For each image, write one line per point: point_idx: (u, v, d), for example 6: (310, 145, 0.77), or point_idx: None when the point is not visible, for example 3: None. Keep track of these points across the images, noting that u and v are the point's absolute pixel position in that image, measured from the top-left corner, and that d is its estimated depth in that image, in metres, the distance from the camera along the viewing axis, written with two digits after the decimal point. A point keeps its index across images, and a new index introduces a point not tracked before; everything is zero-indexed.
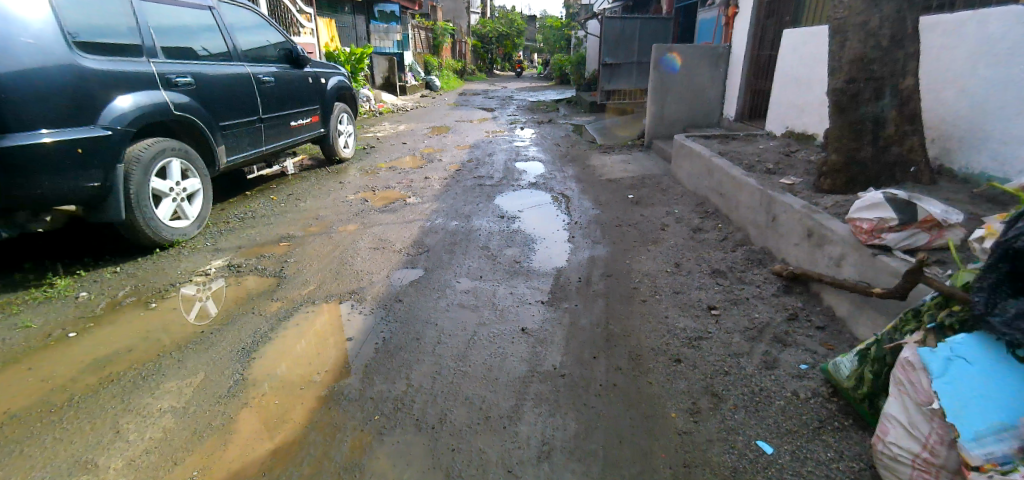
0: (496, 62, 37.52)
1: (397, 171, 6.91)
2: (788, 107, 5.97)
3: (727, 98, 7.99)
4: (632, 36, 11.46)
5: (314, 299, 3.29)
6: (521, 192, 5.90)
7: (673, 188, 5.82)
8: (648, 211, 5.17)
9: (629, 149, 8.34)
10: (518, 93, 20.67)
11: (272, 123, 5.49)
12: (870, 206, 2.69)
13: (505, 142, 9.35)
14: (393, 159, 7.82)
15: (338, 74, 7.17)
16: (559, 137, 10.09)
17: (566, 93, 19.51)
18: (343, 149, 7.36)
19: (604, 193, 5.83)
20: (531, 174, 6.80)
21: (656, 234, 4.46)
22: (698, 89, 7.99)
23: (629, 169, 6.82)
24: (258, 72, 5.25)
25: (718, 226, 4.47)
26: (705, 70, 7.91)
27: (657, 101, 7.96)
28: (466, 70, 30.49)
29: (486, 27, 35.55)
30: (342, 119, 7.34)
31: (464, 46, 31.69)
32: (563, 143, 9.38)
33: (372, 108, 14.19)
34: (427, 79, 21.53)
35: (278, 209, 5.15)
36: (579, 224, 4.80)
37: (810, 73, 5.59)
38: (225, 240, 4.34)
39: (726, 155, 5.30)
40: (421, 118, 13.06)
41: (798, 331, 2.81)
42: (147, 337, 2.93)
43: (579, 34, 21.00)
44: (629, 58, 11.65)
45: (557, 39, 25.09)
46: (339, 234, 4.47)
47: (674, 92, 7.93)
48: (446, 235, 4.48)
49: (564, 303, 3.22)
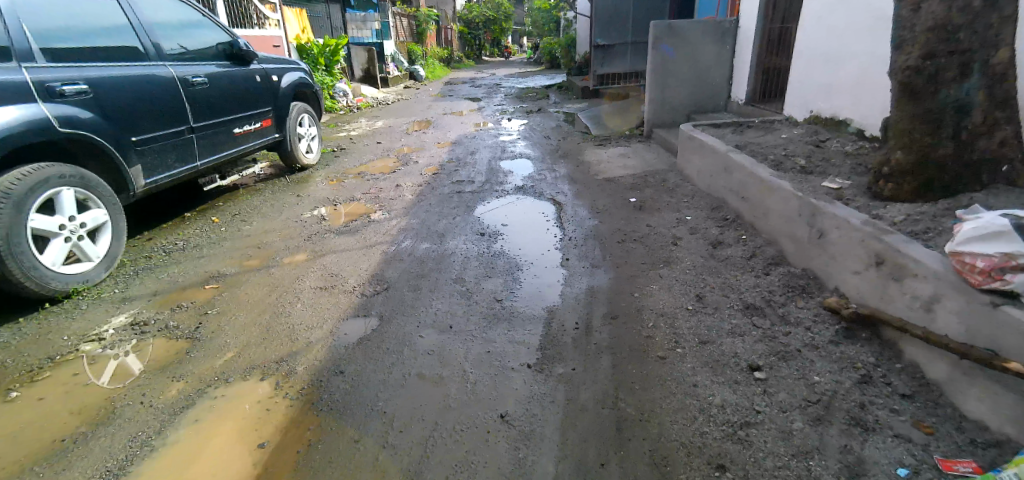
0: (483, 48, 36.37)
1: (367, 179, 6.11)
2: (815, 87, 5.17)
3: (735, 79, 7.19)
4: (625, 14, 10.62)
5: (227, 375, 2.45)
6: (506, 200, 5.12)
7: (682, 188, 5.04)
8: (655, 218, 4.41)
9: (627, 139, 7.54)
10: (505, 81, 19.74)
11: (207, 133, 4.66)
12: (987, 236, 1.99)
13: (489, 136, 8.52)
14: (364, 163, 7.00)
15: (296, 69, 6.34)
16: (549, 128, 9.26)
17: (555, 78, 18.60)
18: (305, 155, 6.53)
19: (601, 196, 5.06)
20: (518, 175, 6.00)
21: (668, 252, 3.71)
22: (702, 70, 7.18)
23: (628, 165, 6.04)
24: (185, 72, 4.41)
25: (742, 238, 3.73)
26: (709, 48, 7.09)
27: (657, 85, 7.16)
28: (451, 57, 29.40)
29: (470, 13, 34.32)
30: (303, 121, 6.51)
31: (449, 33, 30.64)
32: (554, 134, 8.56)
33: (348, 103, 13.26)
34: (409, 69, 20.55)
35: (216, 236, 4.25)
36: (574, 240, 4.03)
37: (841, 47, 4.78)
38: (138, 284, 3.45)
39: (745, 148, 4.52)
40: (401, 113, 12.19)
41: (878, 405, 2.13)
42: (6, 438, 2.16)
43: (567, 16, 20.01)
44: (622, 39, 10.79)
45: (545, 22, 24.03)
46: (279, 269, 3.57)
47: (675, 74, 7.13)
48: (412, 264, 3.67)
49: (555, 368, 2.43)
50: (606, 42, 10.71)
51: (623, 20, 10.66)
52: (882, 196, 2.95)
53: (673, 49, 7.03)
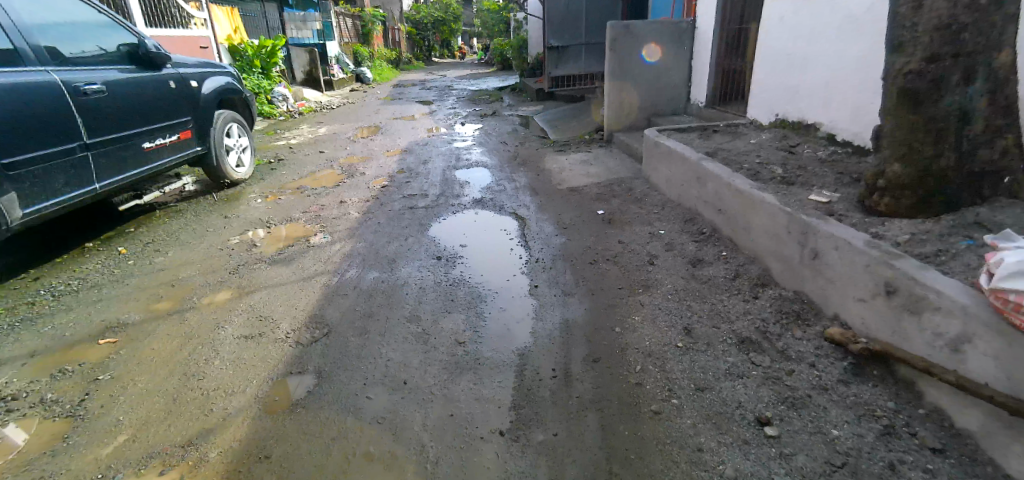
0: (433, 49, 35.67)
1: (308, 194, 5.54)
2: (780, 89, 4.96)
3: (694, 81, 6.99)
4: (577, 13, 10.35)
5: (117, 465, 2.01)
6: (463, 215, 4.69)
7: (649, 199, 4.74)
8: (625, 233, 4.08)
9: (587, 144, 7.25)
10: (458, 82, 19.24)
11: (107, 149, 4.13)
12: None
13: (442, 143, 8.06)
14: (302, 177, 6.40)
15: (222, 73, 5.76)
16: (504, 133, 8.87)
17: (509, 79, 18.23)
18: (234, 169, 5.95)
19: (566, 209, 4.70)
20: (475, 186, 5.58)
21: (644, 272, 3.37)
22: (660, 72, 6.95)
23: (590, 173, 5.71)
24: (76, 79, 3.87)
25: (723, 255, 3.44)
26: (667, 50, 6.87)
27: (615, 88, 6.88)
28: (400, 59, 28.62)
29: (419, 13, 33.56)
30: (230, 131, 5.93)
31: (398, 34, 29.82)
32: (510, 140, 8.17)
33: (289, 109, 12.49)
34: (356, 72, 19.75)
35: (121, 273, 3.76)
36: (540, 262, 3.65)
37: (806, 49, 4.57)
38: (18, 340, 2.91)
39: (716, 156, 4.25)
40: (347, 118, 11.54)
41: (910, 464, 1.82)
42: None
43: (518, 16, 19.70)
44: (575, 40, 10.52)
45: (496, 23, 23.66)
46: (195, 311, 3.16)
47: (633, 77, 6.87)
48: (359, 300, 3.20)
49: (535, 435, 2.06)
50: (559, 43, 10.40)
51: (576, 20, 10.39)
52: (878, 212, 2.69)
53: (631, 51, 6.77)
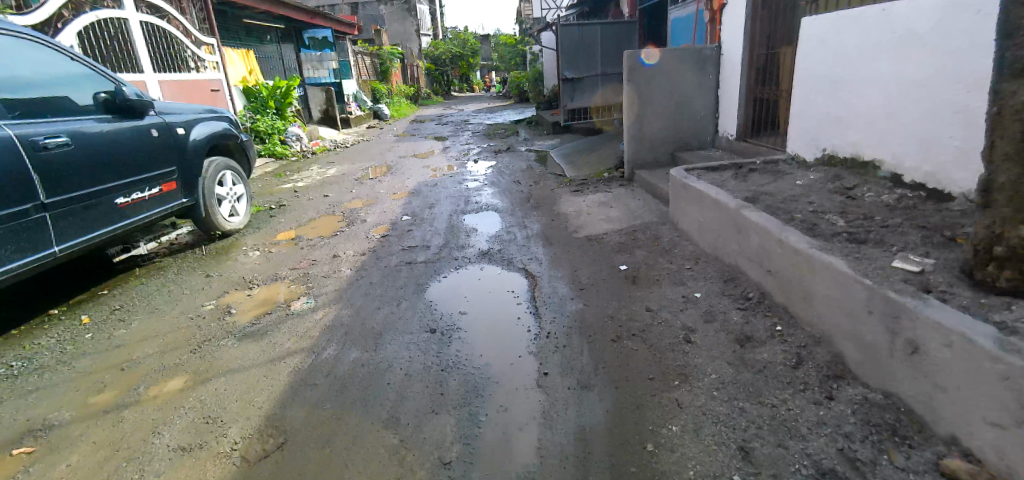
0: (453, 83, 35.93)
1: (301, 247, 5.07)
2: (824, 120, 4.31)
3: (722, 111, 6.39)
4: (594, 44, 9.91)
5: None
6: (465, 273, 4.15)
7: (678, 250, 4.11)
8: (653, 295, 3.46)
9: (607, 182, 6.67)
10: (474, 116, 19.01)
11: (69, 207, 3.70)
12: None
13: (452, 183, 7.58)
14: (297, 225, 5.96)
15: (213, 118, 5.37)
16: (518, 170, 8.38)
17: (526, 112, 17.91)
18: (226, 220, 5.45)
19: (583, 263, 4.10)
20: (481, 236, 5.03)
21: (681, 356, 2.75)
22: (685, 103, 6.37)
23: (611, 217, 5.12)
24: (34, 132, 3.47)
25: (778, 332, 2.81)
26: (692, 79, 6.29)
27: (636, 121, 6.32)
28: (419, 94, 28.74)
29: (438, 49, 33.91)
30: (224, 179, 5.46)
31: (416, 69, 30.08)
32: (524, 178, 7.66)
33: (304, 148, 12.41)
34: (373, 108, 19.87)
35: (74, 349, 3.24)
36: (552, 337, 3.04)
37: (854, 73, 3.94)
38: None
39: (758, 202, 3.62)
40: (359, 157, 11.24)
41: None
42: None
43: (534, 49, 19.49)
44: (592, 71, 10.05)
45: (513, 56, 23.56)
46: (137, 407, 2.60)
47: (656, 109, 6.31)
48: (331, 390, 2.63)
49: None
50: (575, 74, 9.95)
51: (593, 51, 9.94)
52: (995, 289, 2.04)
53: (652, 81, 6.22)
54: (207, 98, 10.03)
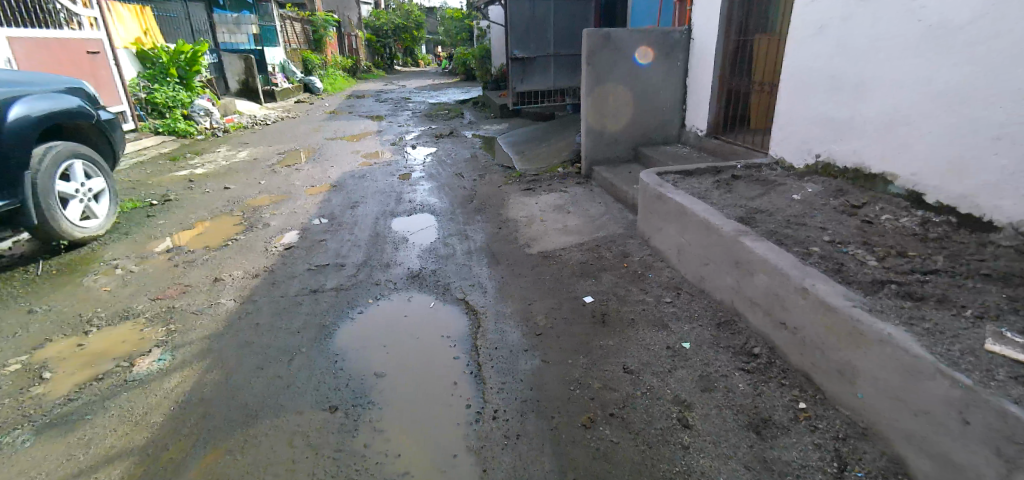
0: (395, 57, 34.07)
1: (181, 269, 4.02)
2: (818, 122, 3.64)
3: (689, 102, 5.66)
4: (545, 20, 8.99)
5: None
6: (385, 309, 3.28)
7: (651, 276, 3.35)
8: (632, 344, 2.64)
9: (560, 179, 5.87)
10: (416, 94, 17.71)
11: None
12: None
13: (383, 176, 6.60)
14: (186, 229, 4.89)
15: (52, 94, 4.37)
16: (460, 160, 7.48)
17: (472, 91, 16.80)
18: (76, 223, 4.48)
19: (537, 293, 3.28)
20: (412, 250, 4.13)
21: (680, 456, 1.95)
22: (648, 92, 5.61)
23: (568, 225, 4.35)
24: None
25: (805, 411, 2.04)
26: (657, 66, 5.52)
27: (593, 111, 5.54)
28: (358, 67, 26.94)
29: (379, 20, 31.96)
30: (70, 172, 4.47)
31: (355, 41, 28.19)
32: (467, 170, 6.79)
33: (213, 125, 11.24)
34: (304, 81, 18.24)
35: None
36: (499, 420, 2.23)
37: (861, 71, 3.25)
38: None
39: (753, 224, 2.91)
40: (280, 139, 9.99)
41: None
42: None
43: (481, 24, 18.30)
44: (542, 52, 9.16)
45: (457, 31, 22.23)
46: None
47: (615, 98, 5.54)
48: None
49: None
50: (524, 54, 9.04)
51: (543, 28, 9.04)
52: None
53: (611, 67, 5.44)
54: (75, 65, 8.63)
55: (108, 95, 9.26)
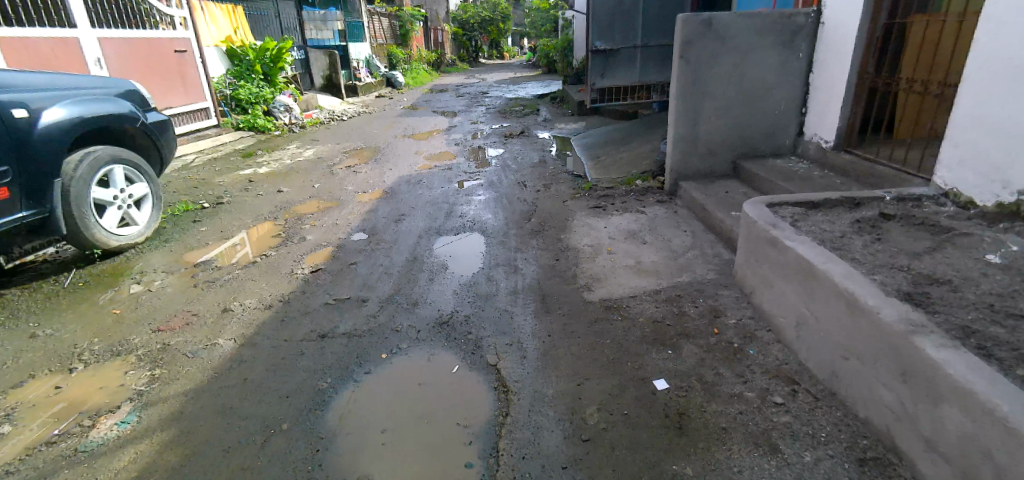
0: (480, 50, 33.94)
1: (200, 283, 3.57)
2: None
3: (811, 107, 4.52)
4: (632, 8, 8.02)
5: None
6: (401, 370, 2.56)
7: (752, 363, 2.47)
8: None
9: (639, 194, 4.96)
10: (496, 89, 17.22)
11: None
12: None
13: (439, 184, 6.03)
14: (243, 235, 4.64)
15: (94, 97, 4.08)
16: (528, 166, 6.76)
17: (553, 86, 16.02)
18: (114, 232, 4.09)
19: (590, 368, 2.48)
20: (449, 284, 3.48)
21: None
22: (757, 93, 4.56)
23: (642, 262, 3.50)
24: None
25: None
26: (768, 60, 4.46)
27: (684, 115, 4.58)
28: (442, 61, 26.98)
29: (466, 13, 31.90)
30: (110, 177, 4.11)
31: (442, 35, 28.26)
32: (533, 178, 6.06)
33: (292, 120, 11.42)
34: (386, 76, 18.32)
35: None
36: None
37: None
38: None
39: (925, 313, 1.98)
40: (351, 137, 9.79)
41: None
42: None
43: (565, 16, 17.44)
44: (628, 44, 8.19)
45: (543, 23, 21.50)
46: None
47: (713, 100, 4.55)
48: None
49: None
50: (606, 46, 8.11)
51: (630, 18, 8.08)
52: None
53: (709, 61, 4.45)
54: (160, 63, 8.79)
55: (192, 92, 9.41)
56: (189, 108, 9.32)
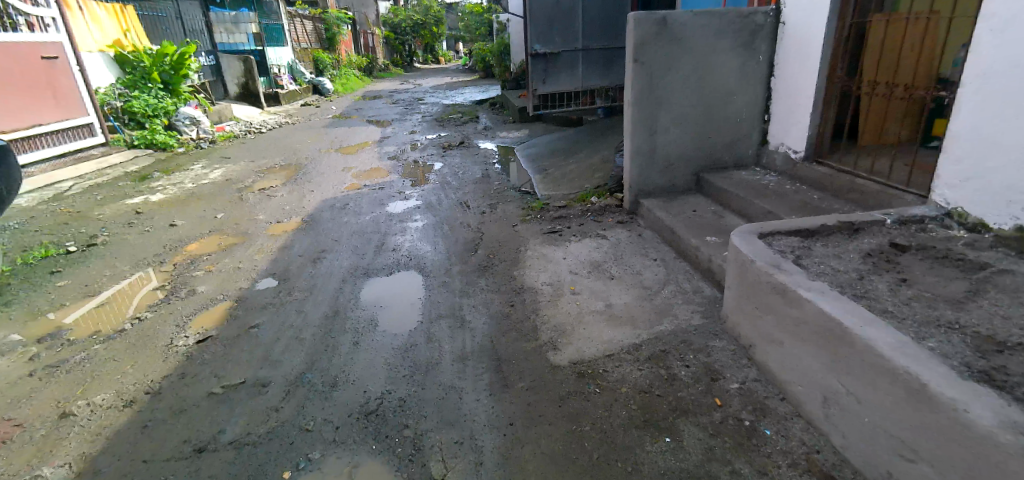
0: (415, 54, 32.94)
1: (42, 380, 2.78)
2: None
3: (776, 113, 4.04)
4: (572, 8, 7.52)
5: None
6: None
7: (771, 454, 1.89)
8: None
9: (595, 214, 4.41)
10: (433, 94, 16.40)
11: None
12: None
13: (370, 209, 5.27)
14: (114, 292, 3.77)
15: None
16: (469, 183, 6.09)
17: (493, 90, 15.40)
18: None
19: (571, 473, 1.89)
20: (379, 352, 2.78)
21: None
22: (718, 99, 4.06)
23: (612, 306, 2.89)
24: None
25: None
26: (729, 61, 3.96)
27: (640, 125, 4.04)
28: (375, 66, 25.85)
29: (399, 16, 30.82)
30: None
31: (374, 39, 27.10)
32: (475, 197, 5.41)
33: (200, 134, 10.27)
34: (312, 83, 17.12)
35: None
36: None
37: None
38: None
39: (1021, 405, 1.43)
40: (268, 153, 8.76)
41: None
42: None
43: (501, 17, 16.83)
44: (569, 46, 7.69)
45: (479, 25, 20.87)
46: None
47: (671, 108, 4.02)
48: None
49: None
50: (546, 49, 7.59)
51: (570, 18, 7.56)
52: None
53: (666, 63, 3.91)
54: (25, 72, 7.59)
55: (68, 106, 8.24)
56: (65, 124, 8.16)
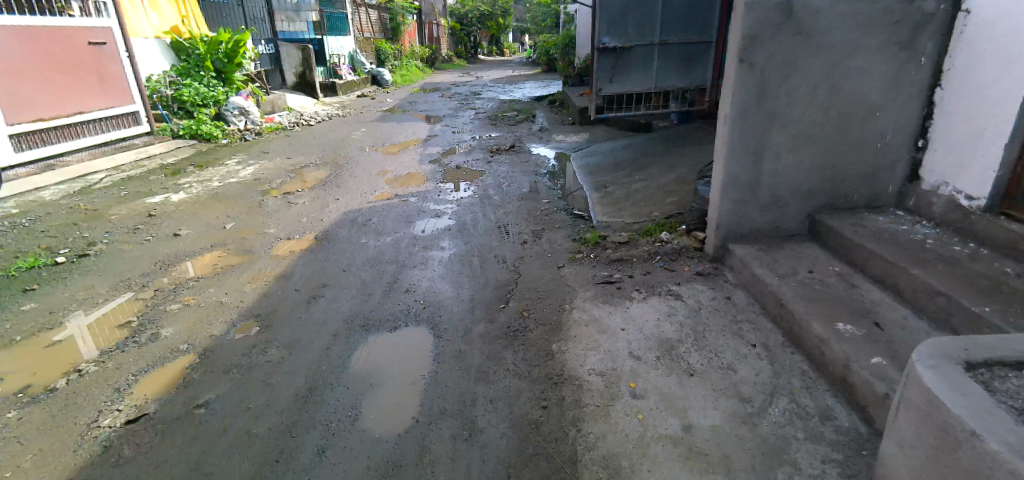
0: (478, 46, 32.28)
1: None
2: None
3: (941, 138, 2.91)
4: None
5: None
6: None
7: None
8: None
9: (666, 257, 3.43)
10: (491, 88, 15.68)
11: None
12: None
13: (397, 228, 4.52)
14: (79, 329, 3.08)
15: None
16: (515, 199, 5.23)
17: (554, 87, 14.51)
18: None
19: None
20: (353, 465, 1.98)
21: None
22: (850, 119, 3.07)
23: (694, 431, 2.00)
24: None
25: None
26: (871, 70, 2.97)
27: (742, 148, 3.12)
28: (436, 57, 25.34)
29: (464, 7, 30.26)
30: None
31: (438, 30, 26.66)
32: (519, 220, 4.55)
33: (248, 125, 9.85)
34: (371, 73, 16.71)
35: None
36: None
37: None
38: None
39: None
40: (309, 149, 8.23)
41: None
42: None
43: (568, 9, 15.81)
44: (643, 40, 6.77)
45: (544, 18, 19.97)
46: None
47: (785, 129, 3.08)
48: None
49: None
50: (616, 43, 6.72)
51: (646, 9, 6.64)
52: None
53: (783, 69, 2.98)
54: (69, 56, 7.22)
55: (114, 93, 7.87)
56: (109, 112, 7.79)
